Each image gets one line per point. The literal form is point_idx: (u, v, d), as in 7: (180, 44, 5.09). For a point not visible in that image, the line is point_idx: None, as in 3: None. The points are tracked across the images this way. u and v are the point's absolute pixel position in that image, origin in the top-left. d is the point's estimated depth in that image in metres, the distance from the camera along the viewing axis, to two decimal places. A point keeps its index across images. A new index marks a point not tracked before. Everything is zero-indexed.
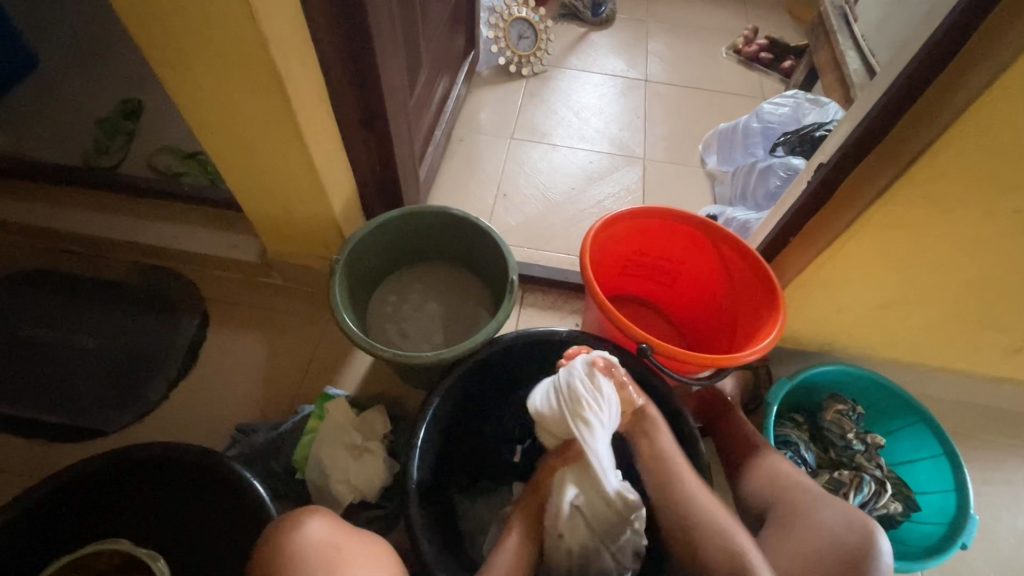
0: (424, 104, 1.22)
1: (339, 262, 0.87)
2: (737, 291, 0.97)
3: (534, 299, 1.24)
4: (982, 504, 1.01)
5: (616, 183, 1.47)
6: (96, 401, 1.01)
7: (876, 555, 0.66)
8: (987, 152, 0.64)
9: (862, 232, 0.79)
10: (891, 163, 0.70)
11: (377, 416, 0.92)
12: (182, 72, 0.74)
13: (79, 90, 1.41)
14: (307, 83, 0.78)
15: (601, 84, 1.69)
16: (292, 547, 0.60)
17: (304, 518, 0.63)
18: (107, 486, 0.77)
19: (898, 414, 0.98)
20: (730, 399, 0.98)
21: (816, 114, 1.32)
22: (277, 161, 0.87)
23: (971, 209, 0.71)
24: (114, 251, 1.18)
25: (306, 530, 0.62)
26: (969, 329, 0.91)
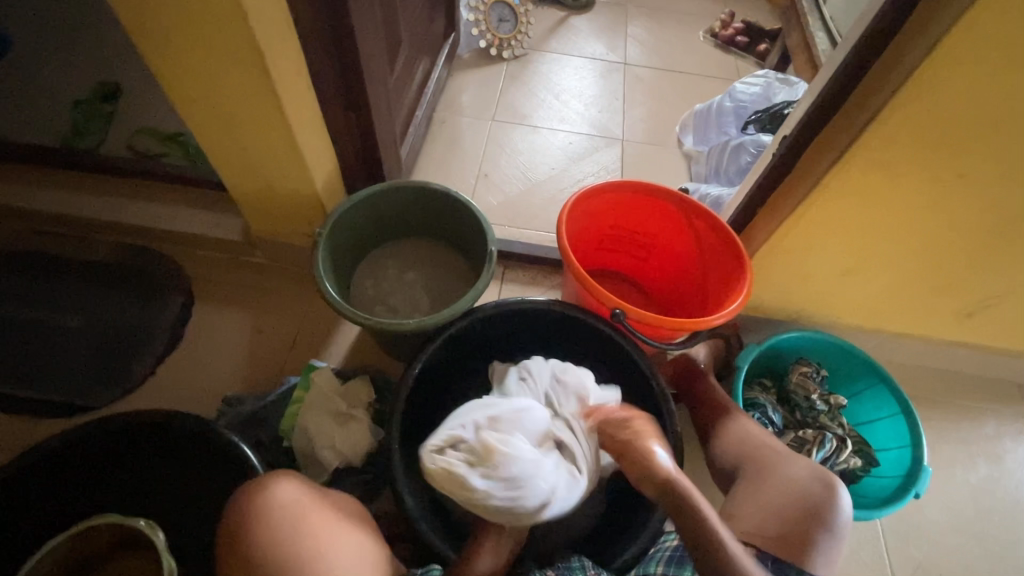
0: (404, 84, 1.23)
1: (321, 236, 0.89)
2: (708, 263, 1.01)
3: (515, 275, 1.27)
4: (938, 460, 1.08)
5: (595, 163, 1.50)
6: (82, 378, 1.02)
7: (832, 498, 0.71)
8: (931, 120, 0.68)
9: (822, 199, 0.83)
10: (847, 130, 0.74)
11: (362, 385, 0.94)
12: (160, 45, 0.75)
13: (55, 72, 1.40)
14: (285, 56, 0.79)
15: (581, 67, 1.71)
16: (278, 524, 0.59)
17: (260, 492, 0.61)
18: (96, 455, 0.79)
19: (860, 377, 1.03)
20: (702, 364, 1.02)
21: (785, 93, 1.37)
22: (258, 135, 0.88)
23: (920, 174, 0.75)
24: (96, 230, 1.18)
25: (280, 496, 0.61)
26: (924, 293, 0.96)
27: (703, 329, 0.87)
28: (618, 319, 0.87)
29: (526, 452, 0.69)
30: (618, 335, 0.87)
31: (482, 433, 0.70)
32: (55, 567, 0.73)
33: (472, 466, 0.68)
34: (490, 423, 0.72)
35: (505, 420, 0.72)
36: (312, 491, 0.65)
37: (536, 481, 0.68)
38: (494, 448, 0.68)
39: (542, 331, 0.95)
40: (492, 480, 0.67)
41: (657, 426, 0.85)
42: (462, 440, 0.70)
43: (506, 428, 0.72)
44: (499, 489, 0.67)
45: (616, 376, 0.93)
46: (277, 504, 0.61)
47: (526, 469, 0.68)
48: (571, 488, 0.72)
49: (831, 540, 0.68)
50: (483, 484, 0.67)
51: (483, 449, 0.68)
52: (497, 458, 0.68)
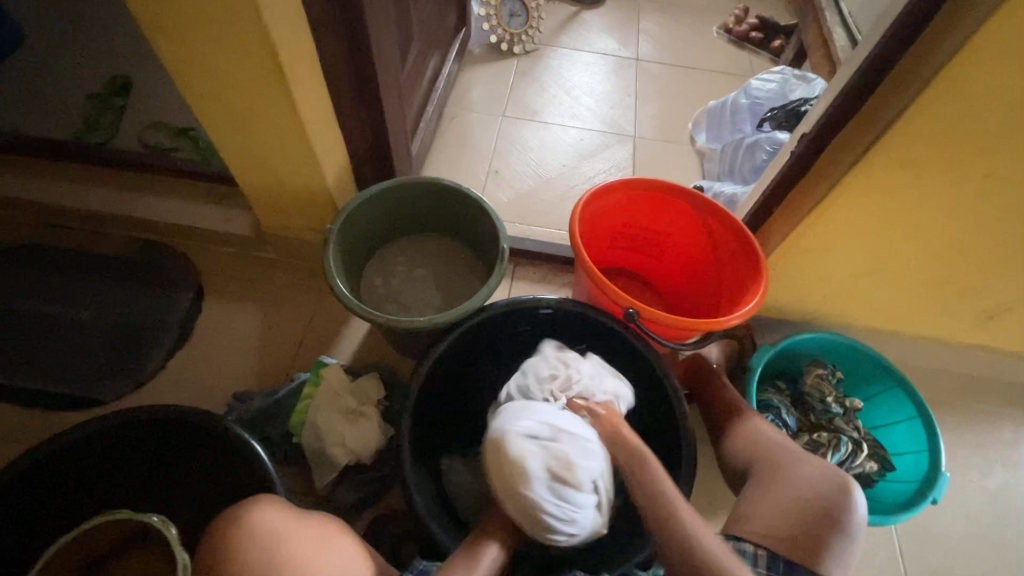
0: (415, 79, 1.22)
1: (332, 232, 0.88)
2: (723, 262, 0.99)
3: (526, 273, 1.26)
4: (955, 465, 1.06)
5: (607, 160, 1.48)
6: (93, 372, 1.02)
7: (848, 499, 0.70)
8: (959, 118, 0.67)
9: (842, 199, 0.82)
10: (871, 128, 0.73)
11: (371, 382, 0.94)
12: (173, 39, 0.74)
13: (67, 66, 1.40)
14: (297, 51, 0.78)
15: (592, 62, 1.70)
16: (257, 547, 0.59)
17: (235, 520, 0.62)
18: (107, 449, 0.78)
19: (876, 380, 1.02)
20: (714, 365, 1.01)
21: (802, 90, 1.35)
22: (270, 130, 0.88)
23: (945, 174, 0.73)
24: (107, 224, 1.18)
25: (259, 520, 0.61)
26: (944, 295, 0.95)
27: (717, 329, 0.86)
28: (631, 318, 0.86)
29: (587, 480, 0.69)
30: (630, 335, 0.86)
31: (553, 446, 0.69)
32: (69, 560, 0.73)
33: (540, 478, 0.67)
34: (562, 438, 0.70)
35: (580, 436, 0.72)
36: (295, 514, 0.65)
37: (583, 515, 0.69)
38: (564, 464, 0.68)
39: (553, 330, 0.94)
40: (552, 498, 0.67)
41: (671, 427, 0.84)
42: (540, 444, 0.68)
43: (576, 443, 0.71)
44: (553, 511, 0.67)
45: (628, 376, 0.92)
46: (250, 531, 0.60)
47: (581, 499, 0.68)
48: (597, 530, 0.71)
49: (845, 542, 0.67)
50: (545, 498, 0.66)
51: (554, 463, 0.68)
52: (563, 479, 0.67)
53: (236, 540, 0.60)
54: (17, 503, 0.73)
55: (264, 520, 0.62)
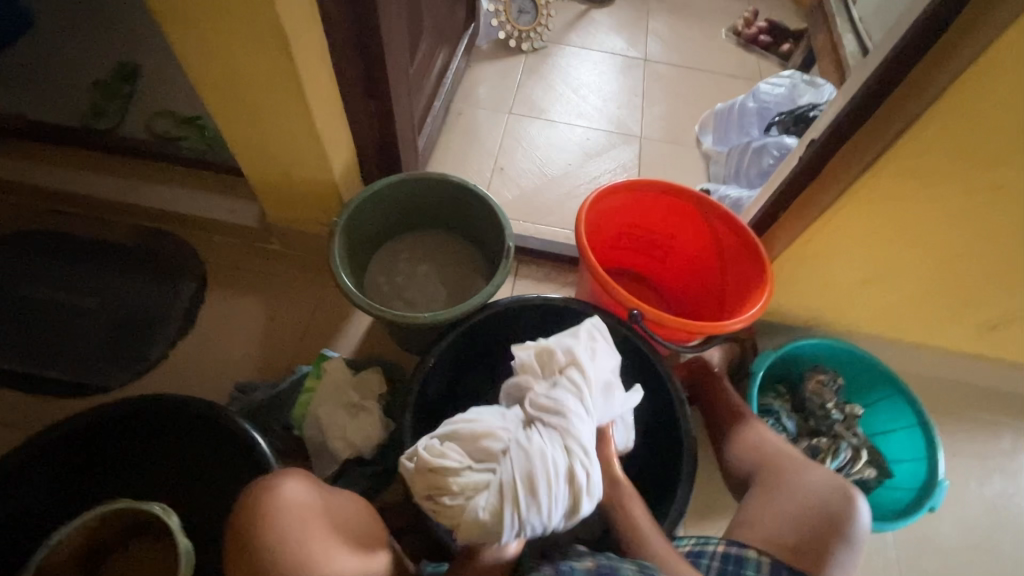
0: (424, 74, 1.22)
1: (338, 225, 0.88)
2: (727, 265, 0.99)
3: (529, 271, 1.26)
4: (953, 473, 1.06)
5: (613, 160, 1.48)
6: (96, 360, 1.02)
7: (850, 507, 0.70)
8: (970, 127, 0.67)
9: (850, 205, 0.82)
10: (882, 135, 0.73)
11: (374, 377, 0.94)
12: (185, 27, 0.74)
13: (75, 51, 1.39)
14: (310, 43, 0.78)
15: (600, 62, 1.69)
16: (280, 521, 0.58)
17: (265, 490, 0.60)
18: (109, 437, 0.79)
19: (877, 387, 1.02)
20: (716, 368, 1.01)
21: (812, 95, 1.35)
22: (279, 121, 0.88)
23: (954, 185, 0.74)
24: (112, 212, 1.18)
25: (285, 493, 0.60)
26: (947, 304, 0.95)
27: (720, 333, 0.86)
28: (635, 319, 0.86)
29: (509, 440, 0.60)
30: (634, 336, 0.86)
31: (459, 436, 0.60)
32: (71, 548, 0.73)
33: (455, 465, 0.58)
34: (464, 422, 0.62)
35: (481, 409, 0.64)
36: (321, 489, 0.64)
37: (525, 475, 0.57)
38: (479, 444, 0.59)
39: (557, 329, 0.94)
40: (474, 482, 0.57)
41: (672, 429, 0.84)
42: (435, 443, 0.60)
43: (483, 415, 0.62)
44: (482, 498, 0.56)
45: (631, 377, 0.92)
46: (278, 502, 0.59)
47: (511, 468, 0.57)
48: (574, 471, 0.59)
49: (847, 552, 0.67)
50: (464, 486, 0.57)
51: (463, 449, 0.60)
52: (482, 454, 0.59)
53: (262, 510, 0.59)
54: (19, 489, 0.73)
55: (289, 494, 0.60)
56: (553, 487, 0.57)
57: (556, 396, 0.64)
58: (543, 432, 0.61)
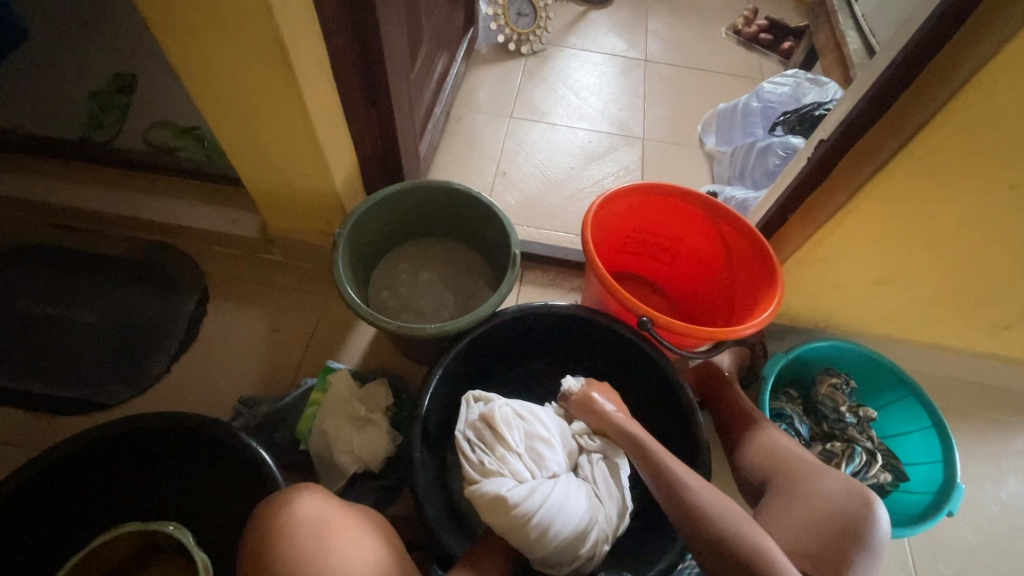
0: (423, 79, 1.20)
1: (341, 236, 0.87)
2: (736, 269, 0.98)
3: (534, 277, 1.25)
4: (968, 475, 1.05)
5: (615, 162, 1.47)
6: (96, 376, 1.00)
7: (869, 514, 0.68)
8: (985, 127, 0.66)
9: (862, 206, 0.81)
10: (894, 138, 0.71)
11: (380, 389, 0.92)
12: (183, 40, 0.73)
13: (70, 64, 1.38)
14: (309, 52, 0.76)
15: (600, 64, 1.68)
16: (295, 537, 0.58)
17: (280, 507, 0.60)
18: (115, 458, 0.78)
19: (890, 388, 1.01)
20: (727, 373, 0.99)
21: (816, 94, 1.33)
22: (279, 133, 0.87)
23: (970, 184, 0.72)
24: (111, 226, 1.16)
25: (297, 510, 0.60)
26: (962, 304, 0.93)
27: (731, 338, 0.85)
28: (645, 327, 0.84)
29: (559, 472, 0.70)
30: (644, 343, 0.84)
31: (527, 428, 0.73)
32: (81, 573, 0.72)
33: (512, 444, 0.70)
34: (538, 424, 0.74)
35: (556, 424, 0.77)
36: (336, 504, 0.63)
37: (556, 504, 0.65)
38: (539, 453, 0.71)
39: (565, 337, 0.92)
40: (517, 468, 0.68)
41: (686, 437, 0.82)
42: (510, 415, 0.73)
43: (555, 434, 0.75)
44: (513, 482, 0.66)
45: (642, 385, 0.91)
46: (292, 515, 0.59)
47: (550, 485, 0.67)
48: (584, 537, 0.66)
49: (869, 562, 0.65)
50: (509, 462, 0.68)
51: (524, 439, 0.72)
52: (536, 456, 0.71)
53: (271, 526, 0.59)
54: (23, 513, 0.72)
55: (302, 509, 0.60)
56: (571, 519, 0.66)
57: (605, 469, 0.74)
58: (588, 490, 0.70)
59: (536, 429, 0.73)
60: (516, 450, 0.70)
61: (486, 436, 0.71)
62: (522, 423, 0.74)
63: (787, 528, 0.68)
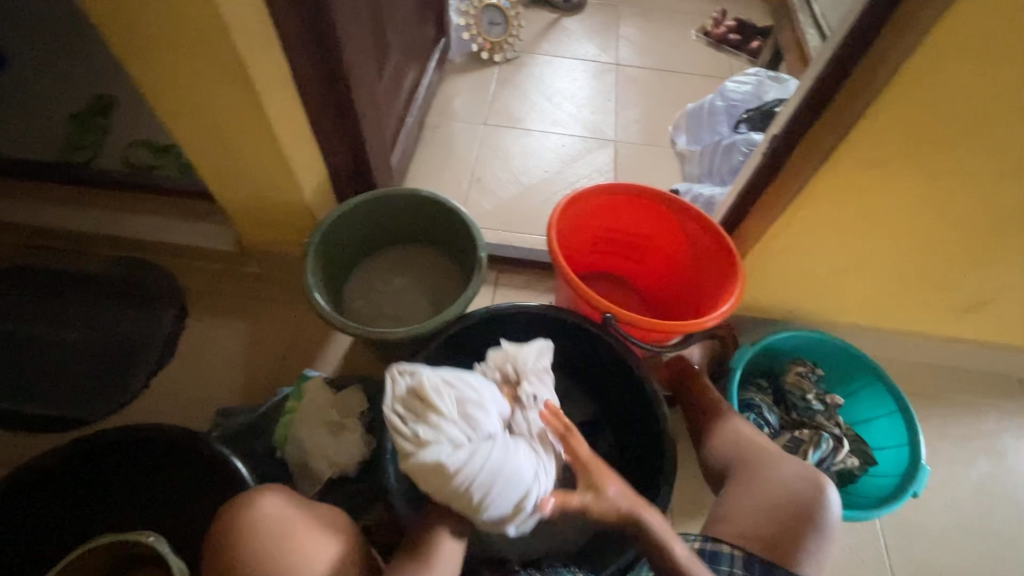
0: (393, 90, 1.23)
1: (311, 245, 0.89)
2: (702, 264, 1.00)
3: (510, 279, 1.27)
4: (939, 457, 1.07)
5: (589, 165, 1.50)
6: (75, 392, 1.02)
7: (821, 497, 0.71)
8: (917, 117, 0.68)
9: (813, 198, 0.83)
10: (835, 131, 0.74)
11: (355, 395, 0.94)
12: (146, 62, 0.75)
13: (48, 87, 1.40)
14: (270, 69, 0.79)
15: (573, 69, 1.71)
16: (259, 535, 0.60)
17: (243, 507, 0.62)
18: (92, 471, 0.79)
19: (857, 375, 1.03)
20: (697, 366, 1.01)
21: (776, 91, 1.38)
22: (246, 148, 0.89)
23: (911, 172, 0.75)
24: (90, 244, 1.18)
25: (261, 509, 0.62)
26: (920, 289, 0.96)
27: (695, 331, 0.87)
28: (609, 323, 0.86)
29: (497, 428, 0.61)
30: (610, 339, 0.86)
31: (458, 398, 0.60)
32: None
33: (443, 411, 0.58)
34: (469, 398, 0.60)
35: (488, 389, 0.64)
36: (299, 502, 0.66)
37: (495, 466, 0.58)
38: (473, 415, 0.59)
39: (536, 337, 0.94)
40: (450, 433, 0.57)
41: (653, 429, 0.84)
42: (439, 382, 0.61)
43: (489, 396, 0.63)
44: (447, 447, 0.57)
45: (611, 381, 0.93)
46: (255, 513, 0.62)
47: (491, 444, 0.59)
48: (529, 498, 0.60)
49: (817, 541, 0.68)
50: (441, 429, 0.57)
51: (456, 405, 0.60)
52: (470, 420, 0.59)
53: (235, 526, 0.61)
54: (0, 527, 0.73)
55: (266, 509, 0.62)
56: (513, 479, 0.59)
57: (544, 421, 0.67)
58: (526, 445, 0.63)
59: (467, 401, 0.60)
60: (448, 414, 0.58)
61: (410, 405, 0.59)
62: (446, 398, 0.59)
63: (744, 514, 0.71)
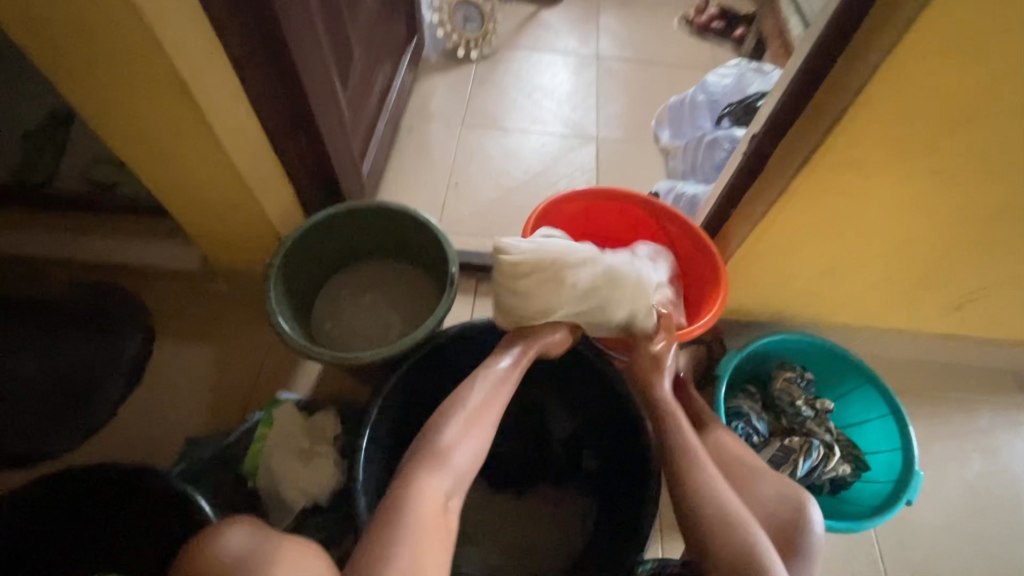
0: (362, 95, 1.18)
1: (273, 266, 0.85)
2: (684, 270, 0.97)
3: (490, 288, 1.23)
4: (933, 457, 1.04)
5: (570, 164, 1.45)
6: (37, 424, 0.98)
7: (804, 522, 0.68)
8: (900, 115, 0.65)
9: (795, 200, 0.80)
10: (815, 132, 0.70)
11: (327, 419, 0.90)
12: (81, 82, 0.71)
13: (3, 102, 1.34)
14: (216, 84, 0.74)
15: (552, 64, 1.66)
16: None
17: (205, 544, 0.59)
18: (50, 516, 0.75)
19: (847, 377, 1.00)
20: (682, 375, 0.97)
21: (759, 83, 1.33)
22: (198, 167, 0.84)
23: (896, 171, 0.72)
24: (50, 267, 1.14)
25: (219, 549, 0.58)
26: (909, 288, 0.93)
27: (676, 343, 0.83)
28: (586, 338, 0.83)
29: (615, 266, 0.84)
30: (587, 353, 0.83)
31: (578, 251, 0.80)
32: None
33: (579, 263, 0.79)
34: (580, 250, 0.80)
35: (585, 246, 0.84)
36: (267, 538, 0.60)
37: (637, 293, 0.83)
38: (596, 261, 0.81)
39: None
40: (590, 273, 0.80)
41: (634, 447, 0.81)
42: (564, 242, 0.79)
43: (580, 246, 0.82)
44: (597, 280, 0.80)
45: (591, 395, 0.89)
46: (214, 565, 0.57)
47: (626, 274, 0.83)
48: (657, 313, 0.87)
49: (799, 564, 0.67)
50: (587, 269, 0.80)
51: (582, 256, 0.80)
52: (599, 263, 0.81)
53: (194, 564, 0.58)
54: None
55: (226, 545, 0.59)
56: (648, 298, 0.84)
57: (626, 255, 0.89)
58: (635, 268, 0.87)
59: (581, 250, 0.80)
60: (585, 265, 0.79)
61: (538, 266, 0.76)
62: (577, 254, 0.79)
63: None
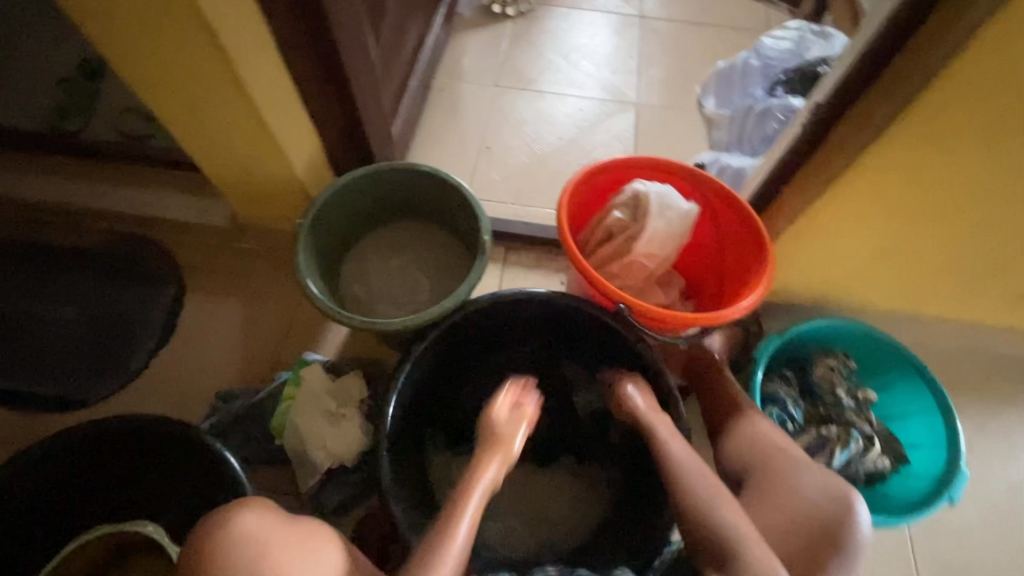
0: (394, 50, 1.13)
1: (302, 227, 0.83)
2: (727, 247, 0.92)
3: (519, 257, 1.20)
4: (976, 453, 1.00)
5: (607, 131, 1.39)
6: (74, 373, 1.00)
7: (847, 514, 0.65)
8: (993, 84, 0.58)
9: (859, 176, 0.73)
10: (891, 101, 0.64)
11: (354, 382, 0.90)
12: (111, 25, 0.68)
13: (36, 50, 1.33)
14: (248, 30, 0.71)
15: (592, 22, 1.57)
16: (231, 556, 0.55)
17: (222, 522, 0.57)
18: (86, 462, 0.77)
19: (891, 369, 0.95)
20: (718, 356, 0.94)
21: (820, 47, 1.23)
22: (229, 120, 0.82)
23: (977, 148, 0.65)
24: (84, 219, 1.14)
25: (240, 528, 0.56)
26: (971, 276, 0.86)
27: (716, 322, 0.79)
28: (622, 314, 0.79)
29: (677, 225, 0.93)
30: (620, 329, 0.79)
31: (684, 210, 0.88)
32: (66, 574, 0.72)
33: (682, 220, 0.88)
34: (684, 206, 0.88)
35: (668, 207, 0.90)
36: (281, 522, 0.59)
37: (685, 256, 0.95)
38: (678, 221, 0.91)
39: (547, 325, 0.88)
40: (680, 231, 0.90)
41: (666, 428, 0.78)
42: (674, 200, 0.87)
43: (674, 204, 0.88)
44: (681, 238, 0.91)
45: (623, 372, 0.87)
46: (233, 542, 0.56)
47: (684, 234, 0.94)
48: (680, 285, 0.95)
49: (842, 562, 0.62)
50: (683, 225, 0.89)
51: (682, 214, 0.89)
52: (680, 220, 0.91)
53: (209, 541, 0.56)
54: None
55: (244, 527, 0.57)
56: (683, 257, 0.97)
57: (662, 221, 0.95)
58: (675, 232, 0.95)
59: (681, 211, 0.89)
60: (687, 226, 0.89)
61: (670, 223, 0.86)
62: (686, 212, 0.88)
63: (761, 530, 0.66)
